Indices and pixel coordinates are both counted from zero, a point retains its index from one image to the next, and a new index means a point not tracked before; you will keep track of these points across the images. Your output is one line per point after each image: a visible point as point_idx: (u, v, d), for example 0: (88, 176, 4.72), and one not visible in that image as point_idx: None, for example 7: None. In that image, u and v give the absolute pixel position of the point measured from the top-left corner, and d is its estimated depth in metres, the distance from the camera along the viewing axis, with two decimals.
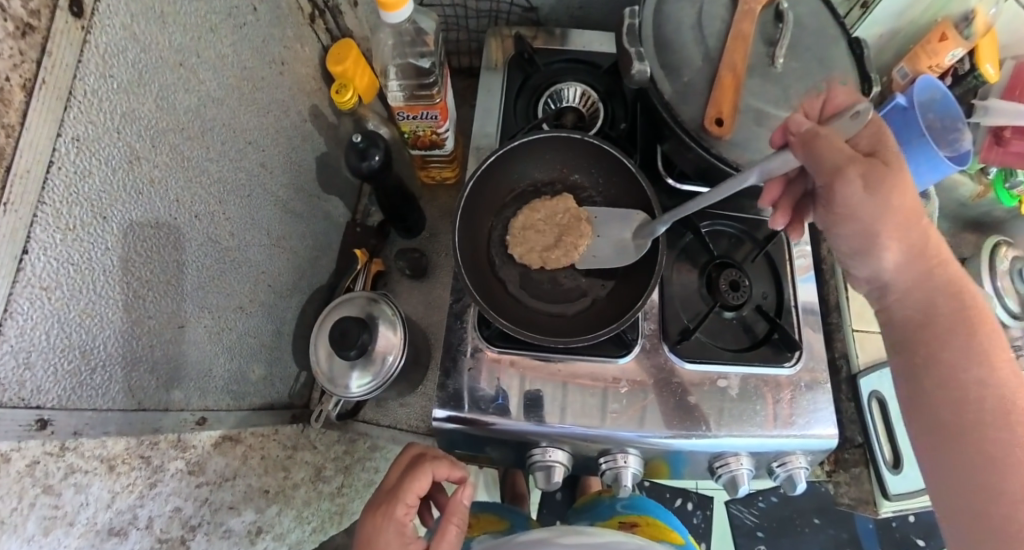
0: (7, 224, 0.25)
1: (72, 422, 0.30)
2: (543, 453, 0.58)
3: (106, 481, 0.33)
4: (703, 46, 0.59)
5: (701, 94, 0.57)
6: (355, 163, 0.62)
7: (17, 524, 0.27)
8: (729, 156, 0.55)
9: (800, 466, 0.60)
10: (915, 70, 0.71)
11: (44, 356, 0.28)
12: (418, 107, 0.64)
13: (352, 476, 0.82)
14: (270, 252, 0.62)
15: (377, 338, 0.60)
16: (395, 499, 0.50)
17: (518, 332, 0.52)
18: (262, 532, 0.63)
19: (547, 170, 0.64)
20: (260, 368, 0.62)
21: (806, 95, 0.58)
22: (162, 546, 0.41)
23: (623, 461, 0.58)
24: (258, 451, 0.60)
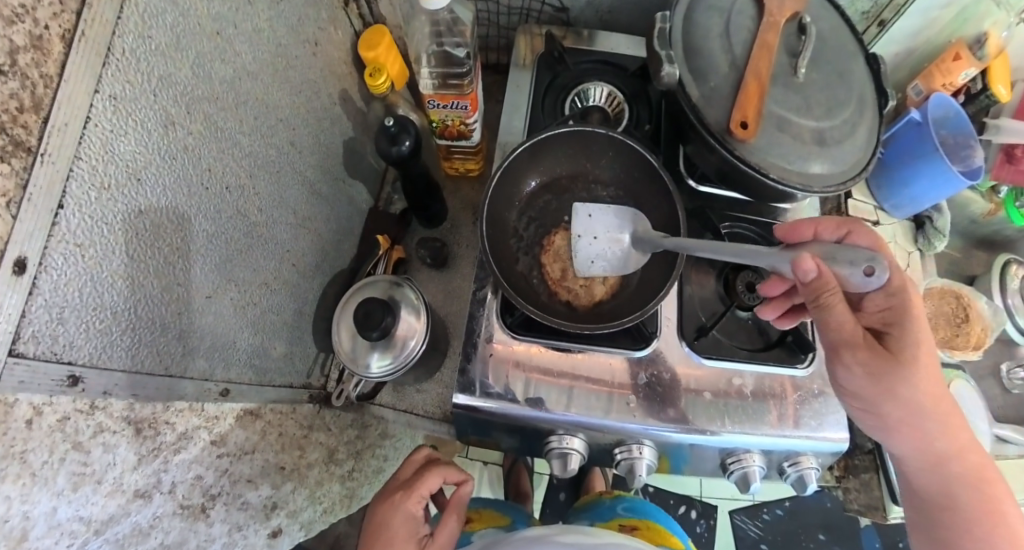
0: (42, 176, 0.25)
1: (102, 382, 0.30)
2: (559, 440, 0.58)
3: (132, 443, 0.34)
4: (731, 49, 0.57)
5: (727, 98, 0.56)
6: (385, 147, 0.62)
7: (47, 478, 0.28)
8: (751, 159, 0.54)
9: (811, 467, 0.59)
10: (930, 87, 0.71)
11: (76, 313, 0.28)
12: (449, 97, 0.64)
13: (363, 461, 0.82)
14: (295, 231, 0.62)
15: (397, 322, 0.60)
16: (410, 491, 0.52)
17: (543, 318, 0.51)
18: (277, 507, 0.64)
19: (569, 164, 0.63)
20: (282, 345, 0.63)
21: (827, 106, 0.56)
22: (184, 513, 0.41)
23: (638, 452, 0.58)
24: (275, 427, 0.61)
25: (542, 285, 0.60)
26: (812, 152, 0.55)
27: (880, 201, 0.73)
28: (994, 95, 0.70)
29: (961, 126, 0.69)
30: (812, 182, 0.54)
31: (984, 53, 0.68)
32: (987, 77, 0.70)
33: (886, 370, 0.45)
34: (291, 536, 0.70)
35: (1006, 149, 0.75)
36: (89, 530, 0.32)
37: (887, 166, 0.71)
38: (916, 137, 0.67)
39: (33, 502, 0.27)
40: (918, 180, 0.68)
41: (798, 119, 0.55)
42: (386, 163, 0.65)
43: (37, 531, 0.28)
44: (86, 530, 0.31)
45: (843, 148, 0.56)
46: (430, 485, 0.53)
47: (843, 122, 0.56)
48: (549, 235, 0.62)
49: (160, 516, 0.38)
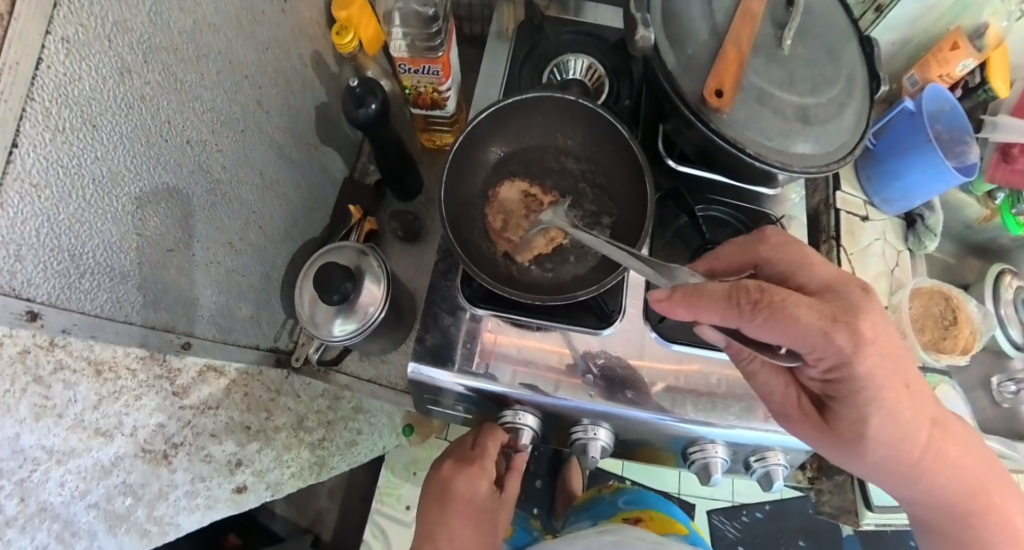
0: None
1: (61, 320, 0.31)
2: (514, 415, 0.60)
3: (93, 383, 0.35)
4: (711, 16, 0.59)
5: (701, 68, 0.57)
6: (352, 110, 0.62)
7: (9, 405, 0.29)
8: (725, 131, 0.56)
9: (777, 463, 0.62)
10: (925, 78, 0.75)
11: (34, 252, 0.29)
12: (421, 60, 0.64)
13: (333, 432, 0.83)
14: (263, 194, 0.62)
15: (358, 290, 0.61)
16: (484, 456, 0.60)
17: (498, 288, 0.53)
18: (242, 465, 0.66)
19: (541, 135, 0.64)
20: (248, 307, 0.63)
21: (809, 80, 0.58)
22: (146, 457, 0.43)
23: (593, 433, 0.60)
24: (241, 387, 0.62)
25: (506, 259, 0.61)
26: (794, 128, 0.56)
27: (870, 194, 0.77)
28: (992, 90, 0.74)
29: (956, 119, 0.72)
30: (792, 162, 0.56)
31: (983, 43, 0.71)
32: (985, 70, 0.74)
33: (835, 439, 0.48)
34: (257, 494, 0.72)
35: (1001, 147, 0.78)
36: (51, 459, 0.33)
37: (879, 156, 0.75)
38: (907, 127, 0.71)
39: None
40: (909, 171, 0.71)
41: (777, 92, 0.57)
42: (353, 127, 0.65)
43: (2, 453, 0.29)
44: (48, 458, 0.33)
45: (826, 127, 0.57)
46: (496, 452, 0.61)
47: (828, 101, 0.58)
48: (500, 193, 0.64)
49: (122, 456, 0.40)
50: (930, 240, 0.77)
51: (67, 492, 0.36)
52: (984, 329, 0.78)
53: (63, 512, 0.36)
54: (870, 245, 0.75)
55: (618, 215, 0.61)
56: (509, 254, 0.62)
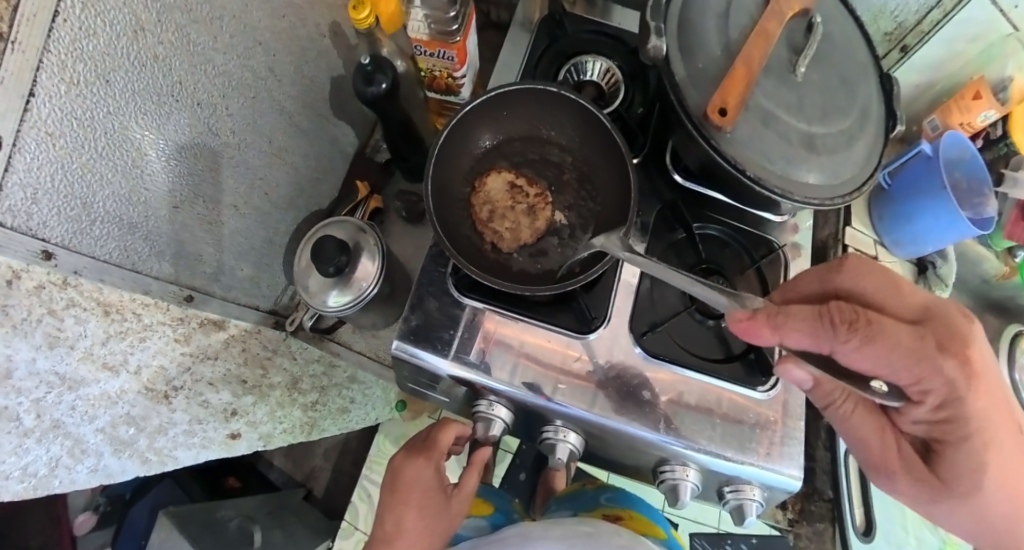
0: (15, 64, 0.28)
1: (73, 262, 0.35)
2: (487, 406, 0.63)
3: (101, 322, 0.38)
4: (727, 32, 0.61)
5: (712, 83, 0.59)
6: (361, 87, 0.64)
7: (25, 331, 0.33)
8: (729, 152, 0.57)
9: (751, 499, 0.64)
10: (946, 123, 0.81)
11: (49, 197, 0.32)
12: (437, 44, 0.68)
13: (326, 397, 0.88)
14: (270, 160, 0.65)
15: (353, 264, 0.64)
16: (433, 448, 0.65)
17: (486, 281, 0.54)
18: (236, 415, 0.70)
19: (525, 123, 0.66)
20: (249, 267, 0.66)
21: (820, 107, 0.59)
22: (148, 395, 0.47)
23: (562, 435, 0.63)
24: (240, 342, 0.66)
25: (492, 247, 0.63)
26: (798, 155, 0.58)
27: (883, 233, 0.83)
28: (1013, 144, 0.78)
29: (974, 169, 0.77)
30: (793, 190, 0.57)
31: (1007, 97, 0.77)
32: (1008, 124, 0.78)
33: (946, 488, 0.52)
34: (249, 442, 0.77)
35: (1019, 205, 0.83)
36: (64, 385, 0.38)
37: (897, 195, 0.80)
38: (924, 169, 0.76)
39: (13, 348, 0.33)
40: (924, 216, 0.76)
41: (785, 116, 0.58)
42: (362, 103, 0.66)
43: (19, 373, 0.34)
44: (61, 384, 0.37)
45: (835, 158, 0.59)
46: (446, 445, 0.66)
47: (838, 132, 0.59)
48: (483, 178, 0.66)
49: (126, 390, 0.44)
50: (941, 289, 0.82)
51: (77, 414, 0.40)
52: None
53: (73, 432, 0.41)
54: None
55: (598, 214, 0.63)
56: (494, 244, 0.64)
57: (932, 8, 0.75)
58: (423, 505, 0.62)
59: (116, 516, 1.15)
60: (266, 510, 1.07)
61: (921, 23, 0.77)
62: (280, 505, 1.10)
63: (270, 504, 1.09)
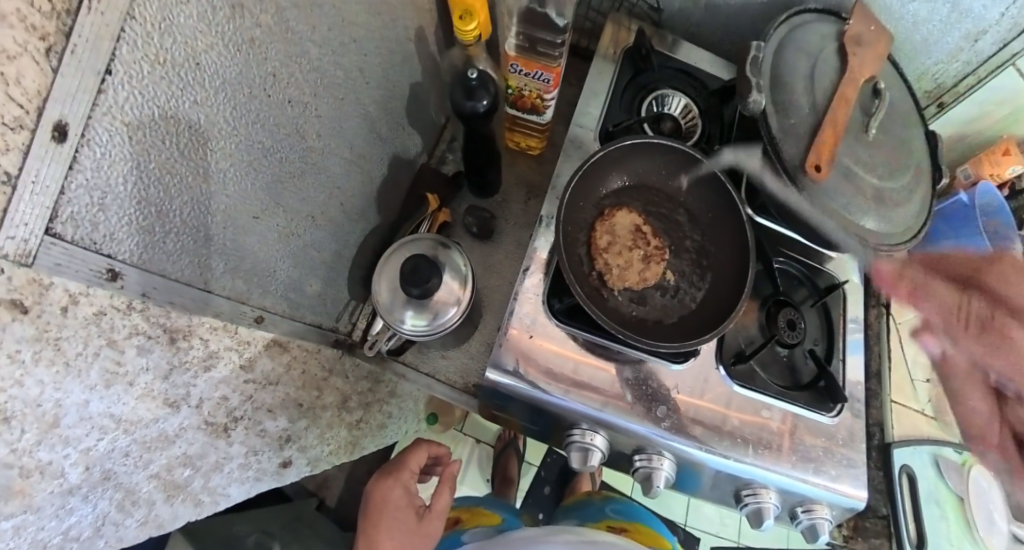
0: (91, 32, 0.23)
1: (141, 283, 0.30)
2: (583, 434, 0.55)
3: (165, 351, 0.33)
4: (813, 92, 0.54)
5: (803, 135, 0.53)
6: (460, 100, 0.59)
7: (81, 370, 0.28)
8: (818, 203, 0.51)
9: (824, 517, 0.57)
10: (977, 173, 0.76)
11: (120, 202, 0.27)
12: (535, 64, 0.61)
13: (369, 414, 0.81)
14: (348, 168, 0.61)
15: (438, 286, 0.58)
16: (402, 468, 0.62)
17: (613, 325, 0.48)
18: (290, 441, 0.64)
19: (646, 172, 0.59)
20: (317, 283, 0.62)
21: (892, 172, 0.55)
22: (207, 429, 0.41)
23: (658, 461, 0.55)
24: (300, 363, 0.61)
25: (599, 278, 0.56)
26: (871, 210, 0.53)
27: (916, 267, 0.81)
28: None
29: (1004, 220, 0.74)
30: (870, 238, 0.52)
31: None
32: None
33: None
34: (298, 470, 0.69)
35: None
36: (118, 428, 0.32)
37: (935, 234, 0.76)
38: (960, 217, 0.76)
39: (66, 390, 0.27)
40: None
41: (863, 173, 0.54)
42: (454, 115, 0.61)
43: (69, 420, 0.28)
44: (116, 427, 0.31)
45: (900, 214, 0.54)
46: (417, 466, 0.63)
47: (902, 189, 0.55)
48: (612, 208, 0.59)
49: (186, 426, 0.38)
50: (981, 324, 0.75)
51: (130, 462, 0.34)
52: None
53: (124, 481, 0.35)
54: None
55: (714, 257, 0.58)
56: (603, 278, 0.56)
57: (968, 73, 0.70)
58: (391, 525, 0.58)
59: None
60: (284, 522, 1.01)
61: (957, 85, 0.72)
62: (299, 517, 1.05)
63: (288, 516, 1.04)
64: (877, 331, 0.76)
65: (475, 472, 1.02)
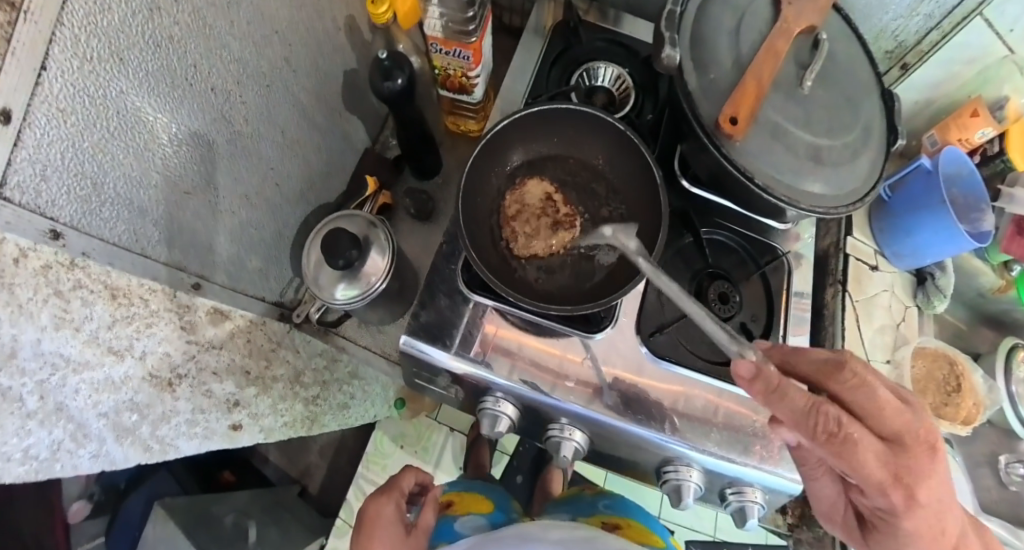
0: (31, 34, 0.27)
1: (82, 244, 0.35)
2: (493, 402, 0.62)
3: (108, 306, 0.39)
4: (738, 46, 0.59)
5: (722, 92, 0.58)
6: (378, 81, 0.64)
7: (32, 313, 0.33)
8: (738, 159, 0.56)
9: (754, 500, 0.64)
10: (945, 139, 0.80)
11: (59, 174, 0.32)
12: (453, 44, 0.66)
13: (328, 392, 0.87)
14: (283, 152, 0.65)
15: (360, 262, 0.63)
16: (393, 487, 0.67)
17: (495, 283, 0.54)
18: (239, 406, 0.70)
19: (561, 144, 0.66)
20: (257, 260, 0.66)
21: (826, 122, 0.59)
22: (152, 382, 0.48)
23: (568, 433, 0.63)
24: (245, 334, 0.66)
25: (507, 248, 0.63)
26: (805, 167, 0.57)
27: (883, 246, 0.84)
28: (1009, 161, 0.79)
29: (973, 187, 0.78)
30: (800, 199, 0.57)
31: (1002, 116, 0.77)
32: (1005, 141, 0.78)
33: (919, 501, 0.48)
34: (252, 436, 0.76)
35: (1016, 221, 0.83)
36: (67, 368, 0.38)
37: (894, 209, 0.81)
38: (924, 187, 0.77)
39: (20, 333, 0.33)
40: (923, 230, 0.77)
41: (797, 130, 0.58)
42: (377, 97, 0.66)
43: (24, 354, 0.34)
44: (65, 366, 0.37)
45: (838, 169, 0.58)
46: (407, 484, 0.68)
47: (843, 145, 0.59)
48: (524, 177, 0.66)
49: (130, 376, 0.44)
50: (939, 300, 0.83)
51: (81, 400, 0.41)
52: (989, 402, 0.88)
53: (75, 415, 0.41)
54: (876, 295, 0.82)
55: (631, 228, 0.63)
56: (507, 245, 0.63)
57: (931, 28, 0.72)
58: (382, 539, 0.62)
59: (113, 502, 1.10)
60: (261, 505, 1.07)
61: (921, 42, 0.74)
62: (275, 498, 1.11)
63: (268, 499, 1.10)
64: (831, 312, 0.80)
65: (449, 457, 1.04)
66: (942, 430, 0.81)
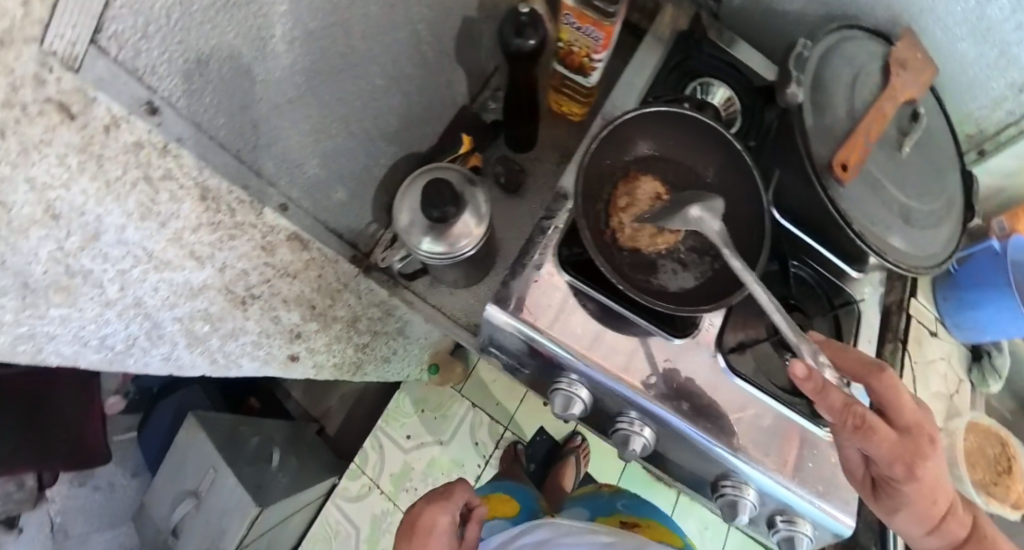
0: None
1: (178, 127, 0.32)
2: (569, 383, 0.54)
3: (196, 206, 0.37)
4: (853, 102, 0.56)
5: (834, 135, 0.54)
6: (508, 36, 0.57)
7: (119, 194, 0.32)
8: (840, 203, 0.53)
9: (803, 534, 0.55)
10: (1014, 226, 0.75)
11: (163, 37, 0.29)
12: (588, 20, 0.55)
13: (375, 342, 0.85)
14: (386, 87, 0.61)
15: (454, 220, 0.58)
16: (448, 497, 0.61)
17: (602, 261, 0.47)
18: (299, 338, 0.68)
19: (678, 138, 0.57)
20: (342, 193, 0.62)
21: (916, 189, 0.58)
22: (224, 294, 0.46)
23: (636, 427, 0.55)
24: (315, 269, 0.62)
25: (611, 237, 0.54)
26: (892, 220, 0.55)
27: (941, 314, 0.86)
28: None
29: None
30: (887, 250, 0.53)
31: None
32: None
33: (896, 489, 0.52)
34: (301, 368, 0.74)
35: None
36: (149, 261, 0.38)
37: (958, 280, 0.81)
38: (991, 264, 0.75)
39: (106, 210, 0.32)
40: (998, 311, 0.76)
41: (892, 188, 0.56)
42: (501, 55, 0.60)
43: (106, 238, 0.34)
44: (149, 259, 0.37)
45: (919, 232, 0.57)
46: (461, 499, 0.62)
47: (929, 210, 0.58)
48: (637, 171, 0.56)
49: (207, 285, 0.44)
50: (994, 380, 0.86)
51: (157, 298, 0.42)
52: None
53: (152, 314, 0.43)
54: (935, 360, 0.85)
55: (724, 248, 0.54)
56: (614, 236, 0.54)
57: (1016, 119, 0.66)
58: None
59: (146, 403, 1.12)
60: (285, 436, 1.06)
61: (1000, 132, 0.69)
62: (297, 432, 1.10)
63: (294, 433, 1.10)
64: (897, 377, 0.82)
65: (464, 433, 1.14)
66: (986, 504, 0.79)
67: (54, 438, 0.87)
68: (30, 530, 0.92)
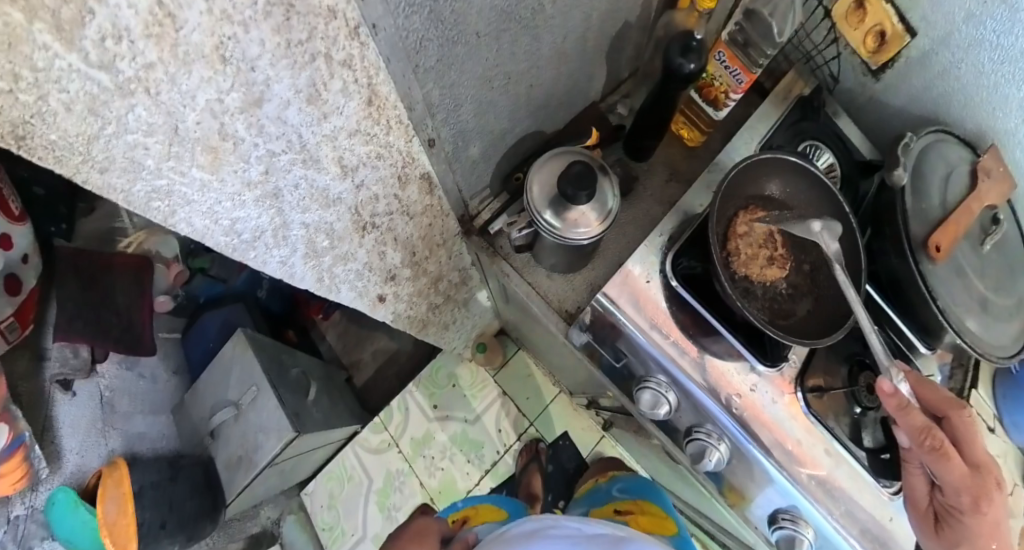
0: None
1: (376, 15, 0.31)
2: (656, 383, 0.53)
3: (360, 108, 0.38)
4: (946, 195, 0.57)
5: (931, 217, 0.55)
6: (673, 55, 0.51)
7: (298, 65, 0.32)
8: (933, 280, 0.53)
9: None
10: None
11: None
12: (739, 61, 0.56)
13: (450, 301, 0.83)
14: (550, 60, 0.54)
15: (579, 204, 0.53)
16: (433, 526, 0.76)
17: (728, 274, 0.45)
18: (393, 279, 0.66)
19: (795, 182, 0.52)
20: (477, 146, 0.56)
21: (998, 288, 0.57)
22: (353, 214, 0.50)
23: (715, 441, 0.53)
24: (429, 217, 0.59)
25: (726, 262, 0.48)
26: (974, 308, 0.55)
27: (1002, 410, 0.71)
28: None
29: None
30: (965, 330, 0.53)
31: None
32: None
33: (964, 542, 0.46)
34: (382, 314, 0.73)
35: None
36: (299, 153, 0.39)
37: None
38: None
39: (283, 80, 0.32)
40: None
41: (977, 280, 0.56)
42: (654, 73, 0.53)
43: (269, 109, 0.34)
44: (296, 151, 0.39)
45: (1000, 324, 0.56)
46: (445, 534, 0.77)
47: (1010, 304, 0.57)
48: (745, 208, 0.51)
49: (348, 194, 0.47)
50: None
51: (299, 199, 0.44)
52: None
53: (284, 211, 0.45)
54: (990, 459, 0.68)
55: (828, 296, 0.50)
56: (728, 259, 0.49)
57: None
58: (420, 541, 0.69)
59: (189, 310, 1.07)
60: (320, 376, 1.09)
61: None
62: (330, 376, 1.14)
63: (325, 374, 1.12)
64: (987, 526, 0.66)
65: (490, 417, 1.15)
66: None
67: (112, 321, 0.78)
68: (82, 397, 0.78)
